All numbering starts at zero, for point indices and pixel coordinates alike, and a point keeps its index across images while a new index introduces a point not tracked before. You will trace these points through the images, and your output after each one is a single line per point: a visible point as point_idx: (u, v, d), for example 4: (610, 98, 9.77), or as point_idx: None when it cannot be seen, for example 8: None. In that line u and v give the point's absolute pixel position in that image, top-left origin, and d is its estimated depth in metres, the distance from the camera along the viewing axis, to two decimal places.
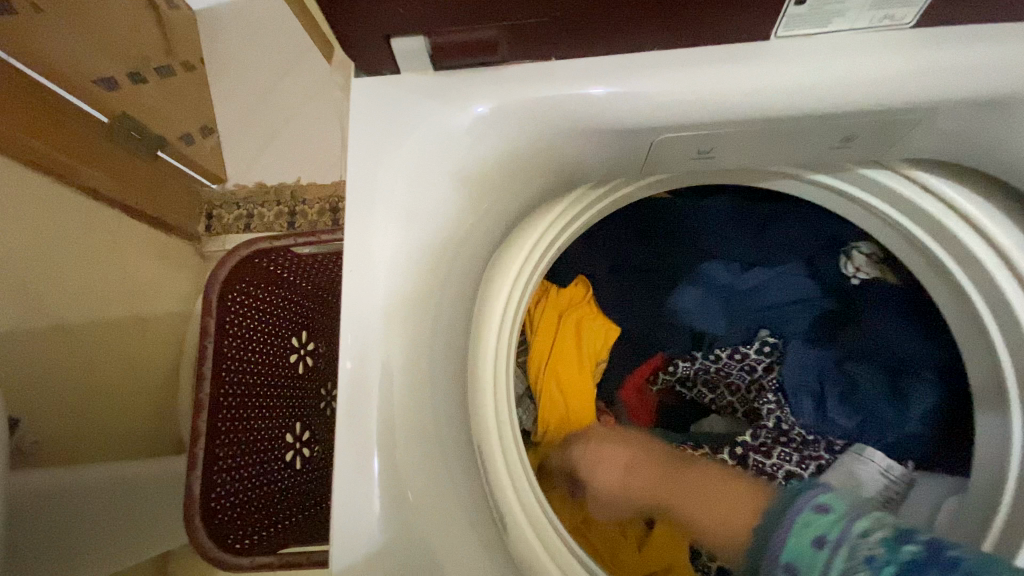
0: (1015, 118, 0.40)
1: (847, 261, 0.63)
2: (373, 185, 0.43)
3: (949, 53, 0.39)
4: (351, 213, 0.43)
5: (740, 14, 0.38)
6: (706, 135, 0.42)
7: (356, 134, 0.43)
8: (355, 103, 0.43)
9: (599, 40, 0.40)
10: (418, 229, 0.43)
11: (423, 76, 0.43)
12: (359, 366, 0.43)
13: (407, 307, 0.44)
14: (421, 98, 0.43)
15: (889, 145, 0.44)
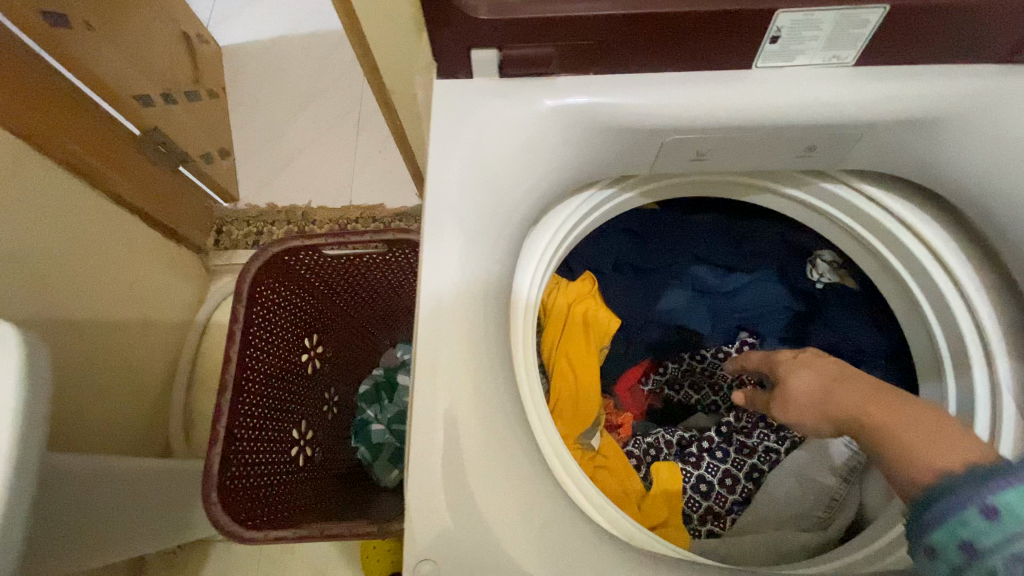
0: (943, 138, 0.52)
1: (813, 268, 0.72)
2: (446, 162, 0.50)
3: (893, 84, 0.50)
4: (429, 185, 0.49)
5: (729, 48, 0.49)
6: (704, 139, 0.53)
7: (437, 122, 0.51)
8: (438, 100, 0.51)
9: (626, 61, 0.50)
10: (483, 201, 0.50)
11: (490, 82, 0.52)
12: (432, 318, 0.47)
13: (469, 266, 0.48)
14: (489, 96, 0.51)
15: (843, 155, 0.55)
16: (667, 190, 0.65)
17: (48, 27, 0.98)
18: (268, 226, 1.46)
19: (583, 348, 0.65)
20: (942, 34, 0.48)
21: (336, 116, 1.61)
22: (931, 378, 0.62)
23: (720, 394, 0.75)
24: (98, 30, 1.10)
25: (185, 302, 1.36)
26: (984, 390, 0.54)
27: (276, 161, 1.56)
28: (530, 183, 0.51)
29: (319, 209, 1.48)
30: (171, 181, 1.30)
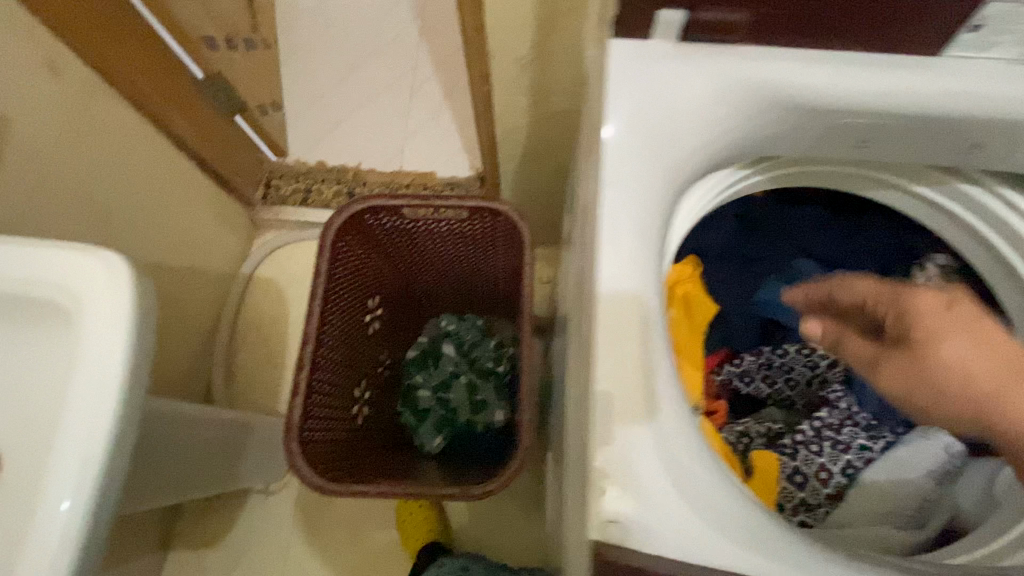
0: None
1: (920, 272, 0.73)
2: (632, 122, 0.56)
3: None
4: (612, 145, 0.55)
5: (925, 30, 0.53)
6: (872, 124, 0.58)
7: (618, 84, 0.56)
8: (614, 59, 0.57)
9: (825, 38, 0.55)
10: (662, 161, 0.56)
11: (670, 47, 0.57)
12: (613, 290, 0.52)
13: (641, 222, 0.54)
14: (673, 62, 0.56)
15: (997, 155, 0.60)
16: (785, 168, 0.68)
17: None
18: (318, 184, 1.44)
19: (684, 329, 0.67)
20: None
21: (391, 79, 1.58)
22: None
23: (797, 390, 0.74)
24: None
25: (231, 254, 1.35)
26: None
27: (328, 119, 1.53)
28: (691, 148, 0.57)
29: (369, 172, 1.46)
30: (227, 129, 1.28)
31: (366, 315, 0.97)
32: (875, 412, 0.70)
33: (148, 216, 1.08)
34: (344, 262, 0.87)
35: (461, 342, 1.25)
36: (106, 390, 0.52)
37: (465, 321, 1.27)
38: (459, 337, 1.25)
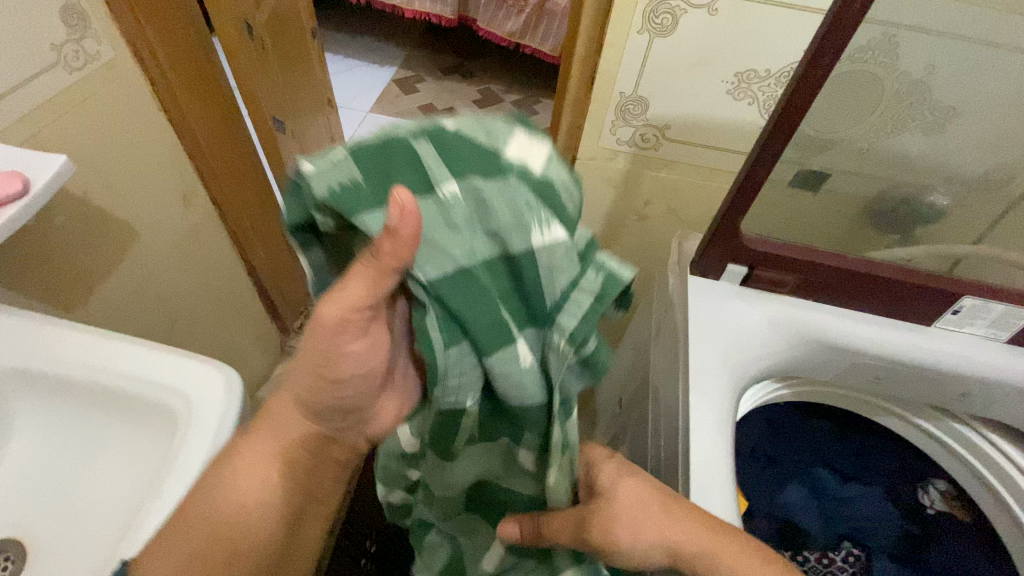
0: None
1: (924, 493, 0.73)
2: (704, 326, 0.55)
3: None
4: (694, 337, 0.54)
5: (915, 306, 0.55)
6: (884, 370, 0.58)
7: (699, 324, 0.55)
8: (726, 312, 0.56)
9: (866, 293, 0.55)
10: (731, 364, 0.54)
11: (750, 304, 0.56)
12: (724, 380, 0.53)
13: (749, 365, 0.55)
14: (757, 312, 0.56)
15: (987, 408, 0.59)
16: (828, 397, 0.71)
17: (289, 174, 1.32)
18: None
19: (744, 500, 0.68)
20: None
21: None
22: None
23: None
24: None
25: (252, 372, 1.39)
26: None
27: None
28: (732, 379, 0.54)
29: None
30: (291, 266, 1.43)
31: None
32: None
33: (201, 336, 1.15)
34: None
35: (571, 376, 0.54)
36: (196, 445, 0.54)
37: (474, 174, 0.35)
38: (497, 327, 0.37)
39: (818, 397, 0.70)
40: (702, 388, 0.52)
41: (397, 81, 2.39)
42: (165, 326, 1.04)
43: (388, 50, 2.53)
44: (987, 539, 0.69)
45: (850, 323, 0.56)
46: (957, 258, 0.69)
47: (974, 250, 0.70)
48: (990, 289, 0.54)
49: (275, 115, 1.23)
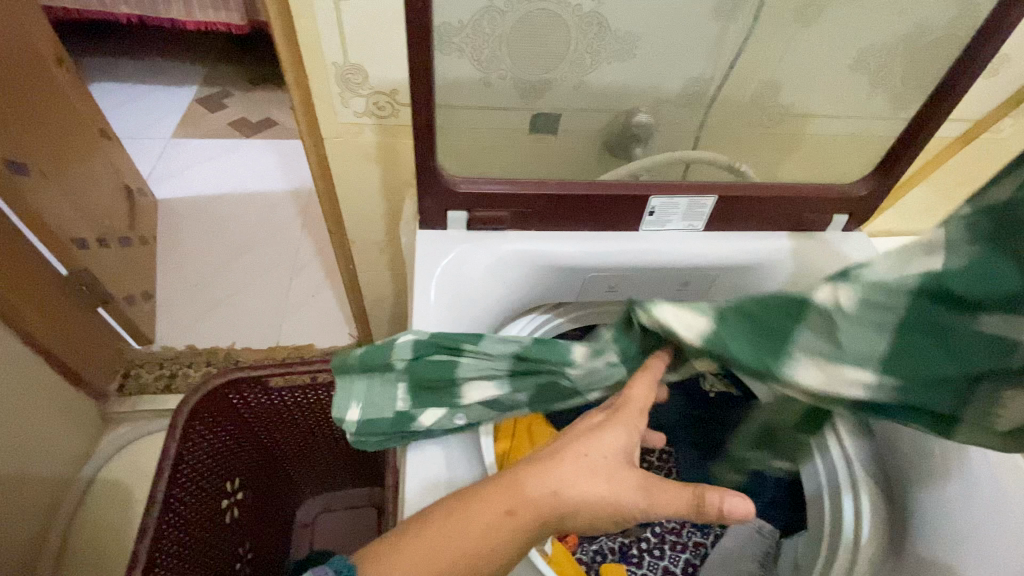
0: (756, 279, 0.66)
1: (705, 380, 0.81)
2: (429, 277, 0.56)
3: (719, 243, 0.63)
4: (417, 289, 0.55)
5: (617, 217, 0.61)
6: (611, 277, 0.63)
7: (422, 274, 0.56)
8: (451, 256, 0.57)
9: (571, 218, 0.60)
10: (457, 308, 0.56)
11: (471, 243, 0.59)
12: (449, 321, 0.55)
13: (478, 303, 0.58)
14: (480, 250, 0.58)
15: (707, 291, 0.67)
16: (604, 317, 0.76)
17: (46, 217, 1.14)
18: (185, 368, 1.40)
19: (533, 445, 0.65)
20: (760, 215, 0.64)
21: (271, 262, 1.69)
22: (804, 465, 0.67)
23: None
24: (109, 242, 1.36)
25: (73, 454, 1.20)
26: (841, 459, 0.62)
27: (205, 302, 1.57)
28: (464, 320, 0.56)
29: (243, 350, 1.46)
30: (88, 322, 1.26)
31: (224, 500, 0.92)
32: (706, 509, 0.77)
33: None
34: (225, 414, 0.89)
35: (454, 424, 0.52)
36: None
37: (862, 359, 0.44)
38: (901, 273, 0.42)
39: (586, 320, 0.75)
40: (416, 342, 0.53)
41: (200, 100, 2.18)
42: None
43: (187, 70, 2.30)
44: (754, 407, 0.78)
45: (564, 245, 0.60)
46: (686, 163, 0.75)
47: (698, 155, 0.76)
48: (667, 187, 0.61)
49: (9, 154, 1.06)
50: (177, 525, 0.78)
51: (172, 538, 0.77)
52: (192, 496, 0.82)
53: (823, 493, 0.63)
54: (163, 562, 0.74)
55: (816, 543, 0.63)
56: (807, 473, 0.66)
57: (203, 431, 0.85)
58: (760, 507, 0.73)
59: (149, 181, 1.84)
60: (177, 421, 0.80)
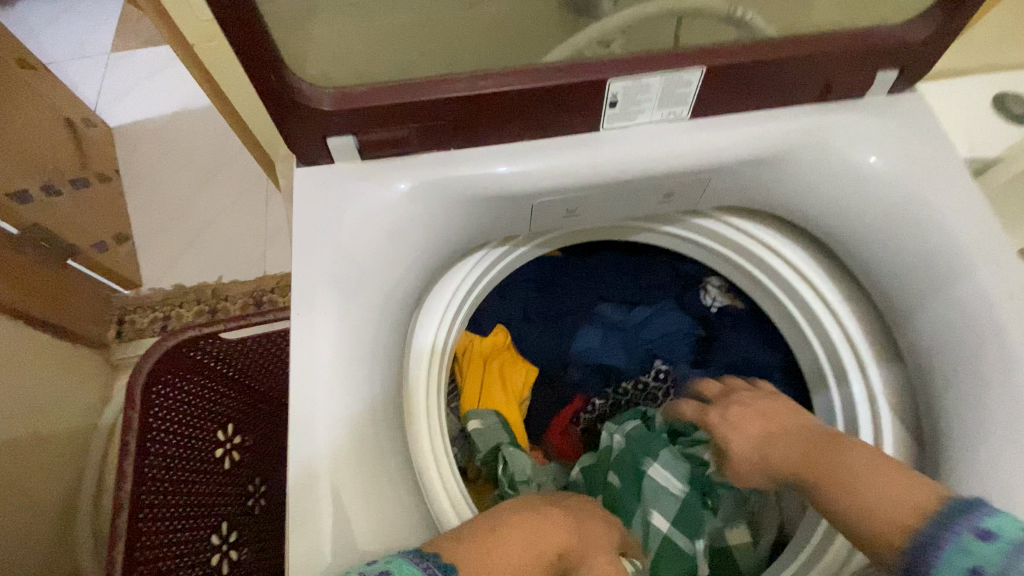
0: (765, 175, 0.50)
1: (705, 292, 0.70)
2: (320, 225, 0.43)
3: (711, 136, 0.47)
4: (302, 243, 0.43)
5: (568, 116, 0.44)
6: (572, 197, 0.48)
7: (306, 223, 0.43)
8: (346, 194, 0.44)
9: (501, 126, 0.44)
10: (359, 265, 0.43)
11: (369, 173, 0.44)
12: (351, 286, 0.43)
13: (394, 254, 0.44)
14: (385, 182, 0.44)
15: (698, 198, 0.52)
16: (575, 237, 0.63)
17: None
18: (176, 308, 1.37)
19: (502, 401, 0.65)
20: (768, 84, 0.46)
21: (241, 184, 1.56)
22: (820, 390, 0.58)
23: None
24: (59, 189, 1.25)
25: (89, 403, 1.21)
26: (861, 398, 0.52)
27: (183, 238, 1.48)
28: (374, 279, 0.44)
29: (230, 283, 1.40)
30: (62, 278, 1.22)
31: (217, 449, 0.88)
32: None
33: None
34: (190, 371, 0.83)
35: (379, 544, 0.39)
36: None
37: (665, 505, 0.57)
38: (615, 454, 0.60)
39: (554, 242, 0.62)
40: (309, 321, 0.41)
41: None
42: None
43: None
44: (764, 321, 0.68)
45: (497, 165, 0.45)
46: (674, 13, 0.54)
47: (688, 2, 0.54)
48: (637, 64, 0.43)
49: None
50: (158, 491, 0.76)
51: (154, 504, 0.75)
52: (173, 458, 0.80)
53: (838, 423, 0.55)
54: (148, 527, 0.73)
55: None
56: (820, 401, 0.58)
57: (165, 394, 0.80)
58: None
59: (94, 109, 1.65)
60: (133, 389, 0.75)
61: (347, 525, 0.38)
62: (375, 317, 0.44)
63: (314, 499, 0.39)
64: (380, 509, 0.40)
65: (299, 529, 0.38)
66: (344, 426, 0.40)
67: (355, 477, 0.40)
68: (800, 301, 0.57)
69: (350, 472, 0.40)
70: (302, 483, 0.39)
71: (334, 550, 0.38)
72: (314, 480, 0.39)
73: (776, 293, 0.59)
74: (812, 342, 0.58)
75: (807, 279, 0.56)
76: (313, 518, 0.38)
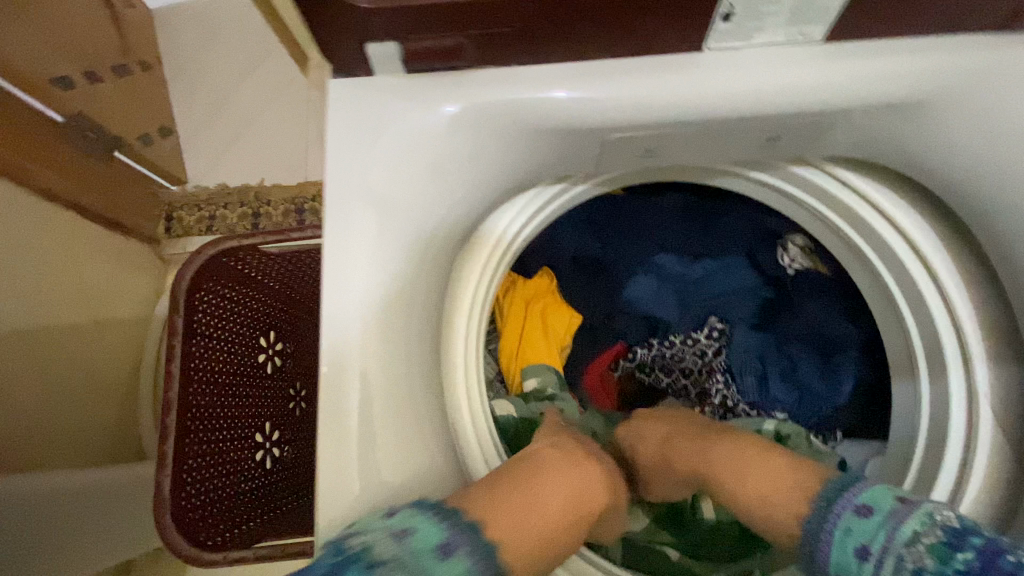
0: (901, 120, 0.39)
1: (783, 252, 0.62)
2: (354, 145, 0.37)
3: (842, 67, 0.37)
4: (332, 167, 0.36)
5: (664, 30, 0.35)
6: (655, 135, 0.39)
7: (337, 141, 0.37)
8: (383, 112, 0.37)
9: (580, 38, 0.35)
10: (395, 200, 0.37)
11: (413, 89, 0.37)
12: (387, 223, 0.37)
13: (441, 191, 0.38)
14: (431, 101, 0.37)
15: (810, 144, 0.42)
16: (643, 177, 0.55)
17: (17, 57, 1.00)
18: (221, 209, 1.37)
19: (543, 352, 0.61)
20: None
21: (283, 81, 1.47)
22: (903, 379, 0.52)
23: (691, 379, 0.65)
24: (102, 76, 1.21)
25: (142, 297, 1.26)
26: (959, 395, 0.45)
27: (225, 136, 1.44)
28: (413, 216, 0.38)
29: (273, 187, 1.38)
30: (110, 170, 1.22)
31: (260, 353, 0.90)
32: (756, 402, 0.62)
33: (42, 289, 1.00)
34: (230, 280, 0.83)
35: (401, 477, 0.37)
36: None
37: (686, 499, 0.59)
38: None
39: (619, 181, 0.54)
40: (337, 257, 0.36)
41: None
42: None
43: None
44: (847, 289, 0.60)
45: (567, 90, 0.37)
46: None
47: None
48: None
49: None
50: (203, 393, 0.78)
51: (199, 405, 0.77)
52: (218, 363, 0.82)
53: (922, 416, 0.49)
54: (191, 425, 0.75)
55: (897, 461, 0.51)
56: (900, 389, 0.53)
57: (205, 300, 0.80)
58: (824, 411, 0.60)
59: None
60: (176, 294, 0.75)
61: (372, 465, 0.36)
62: (413, 260, 0.38)
63: (341, 443, 0.36)
64: (406, 469, 0.37)
65: (327, 479, 0.35)
66: (374, 379, 0.36)
67: (384, 418, 0.36)
68: (903, 278, 0.48)
69: (379, 412, 0.36)
70: (329, 418, 0.36)
71: (359, 492, 0.35)
72: (340, 421, 0.36)
73: (876, 266, 0.51)
74: (910, 328, 0.50)
75: (927, 262, 0.46)
76: (339, 458, 0.35)
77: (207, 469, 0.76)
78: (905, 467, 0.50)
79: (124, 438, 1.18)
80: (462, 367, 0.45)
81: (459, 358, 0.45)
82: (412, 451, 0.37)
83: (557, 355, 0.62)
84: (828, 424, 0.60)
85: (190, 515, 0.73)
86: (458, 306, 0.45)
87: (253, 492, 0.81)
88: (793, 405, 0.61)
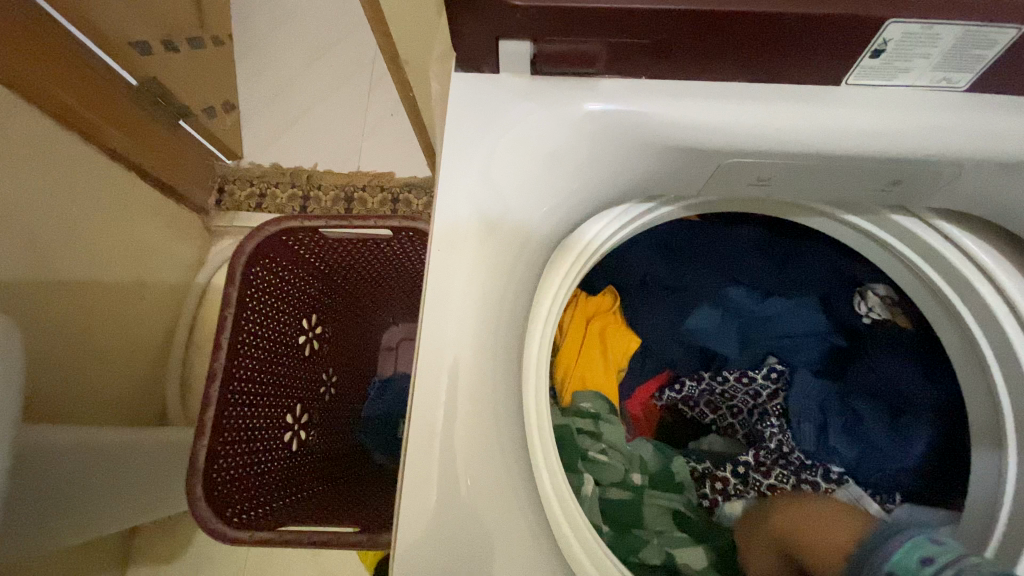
0: None
1: (860, 300, 0.60)
2: (475, 141, 0.37)
3: (988, 117, 0.36)
4: (448, 160, 0.37)
5: (804, 61, 0.34)
6: (774, 164, 0.38)
7: (457, 135, 0.37)
8: (506, 112, 0.37)
9: (718, 59, 0.35)
10: (507, 200, 0.37)
11: (540, 92, 0.37)
12: (498, 222, 0.37)
13: (551, 197, 0.38)
14: (558, 106, 0.37)
15: (924, 193, 0.41)
16: (731, 207, 0.53)
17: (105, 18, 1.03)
18: (272, 188, 1.39)
19: (600, 374, 0.60)
20: None
21: (348, 71, 1.50)
22: (986, 446, 0.50)
23: (739, 419, 0.63)
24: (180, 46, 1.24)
25: (185, 264, 1.28)
26: None
27: (284, 117, 1.46)
28: (521, 218, 0.38)
29: (326, 173, 1.40)
30: (172, 136, 1.25)
31: (301, 335, 0.90)
32: (812, 452, 0.60)
33: (95, 243, 1.02)
34: (285, 258, 0.83)
35: (479, 485, 0.36)
36: None
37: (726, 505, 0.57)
38: (672, 479, 0.57)
39: (706, 208, 0.53)
40: (445, 248, 0.36)
41: None
42: (35, 240, 0.90)
43: None
44: (927, 343, 0.58)
45: (697, 110, 0.36)
46: None
47: None
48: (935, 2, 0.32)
49: None
50: (245, 367, 0.78)
51: (239, 378, 0.77)
52: (263, 338, 0.82)
53: (1007, 490, 0.47)
54: (230, 397, 0.75)
55: (969, 534, 0.49)
56: (980, 456, 0.51)
57: (260, 275, 0.80)
58: (888, 469, 0.58)
59: None
60: (235, 265, 0.76)
61: (451, 466, 0.35)
62: (513, 263, 0.38)
63: (426, 438, 0.35)
64: (482, 477, 0.36)
65: (413, 468, 0.35)
66: (465, 377, 0.36)
67: (469, 416, 0.36)
68: (1001, 343, 0.47)
69: (464, 410, 0.36)
70: (420, 408, 0.36)
71: (440, 486, 0.35)
72: (425, 414, 0.36)
73: (969, 327, 0.49)
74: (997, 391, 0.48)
75: None
76: (426, 450, 0.35)
77: (239, 443, 0.76)
78: (981, 542, 0.47)
79: (148, 401, 1.18)
80: (535, 377, 0.44)
81: (535, 367, 0.44)
82: (493, 457, 0.36)
83: (614, 376, 0.61)
84: (889, 484, 0.58)
85: (220, 488, 0.72)
86: (539, 314, 0.44)
87: (279, 473, 0.80)
88: (853, 460, 0.59)
